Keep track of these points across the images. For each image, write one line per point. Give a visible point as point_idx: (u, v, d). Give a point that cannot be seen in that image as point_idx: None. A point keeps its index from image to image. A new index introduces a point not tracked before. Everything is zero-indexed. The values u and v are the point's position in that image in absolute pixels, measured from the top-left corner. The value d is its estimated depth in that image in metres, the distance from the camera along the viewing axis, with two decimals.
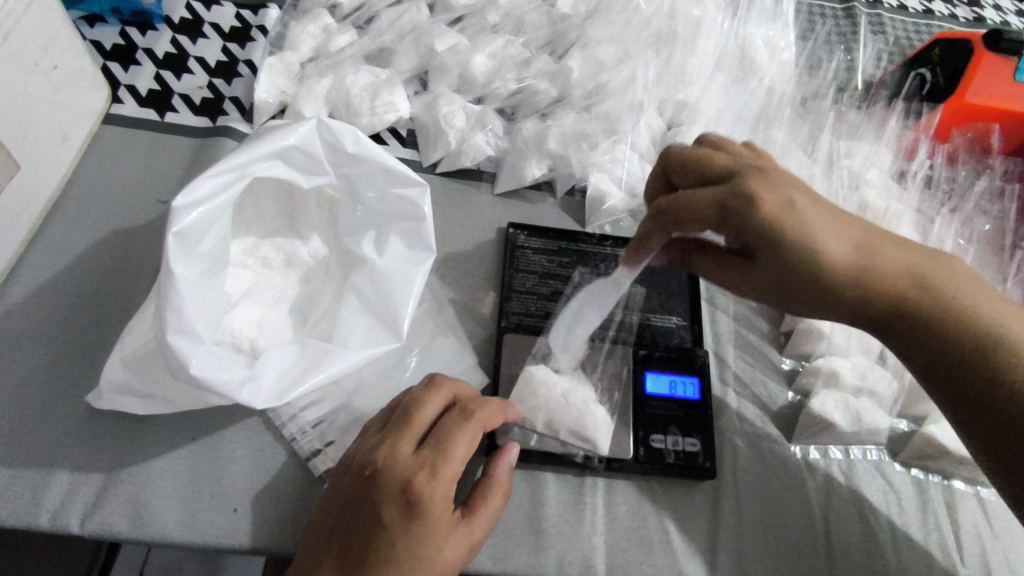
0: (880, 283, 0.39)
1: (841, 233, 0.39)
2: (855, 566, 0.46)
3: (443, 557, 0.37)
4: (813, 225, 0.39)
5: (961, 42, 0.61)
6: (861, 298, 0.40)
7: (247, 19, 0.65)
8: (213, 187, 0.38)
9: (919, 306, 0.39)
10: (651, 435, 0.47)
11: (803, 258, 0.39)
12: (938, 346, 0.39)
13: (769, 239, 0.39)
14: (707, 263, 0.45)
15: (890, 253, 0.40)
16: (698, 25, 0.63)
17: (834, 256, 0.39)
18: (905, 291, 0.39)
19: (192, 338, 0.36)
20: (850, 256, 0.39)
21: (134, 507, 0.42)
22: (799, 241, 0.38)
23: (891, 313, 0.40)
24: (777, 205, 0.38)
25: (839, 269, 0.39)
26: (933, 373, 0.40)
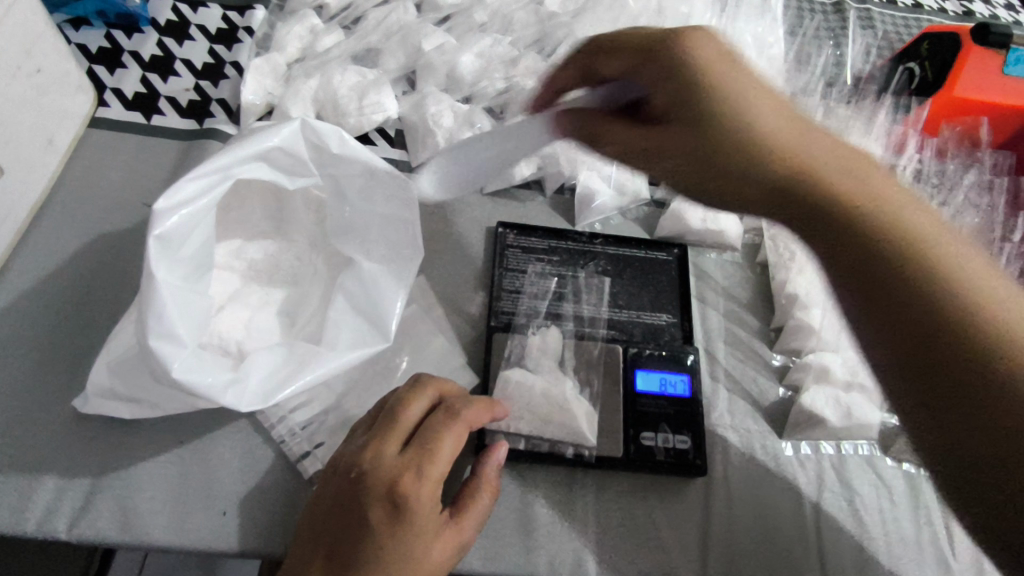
0: (829, 184, 0.35)
1: (784, 111, 0.38)
2: (847, 562, 0.46)
3: (431, 559, 0.37)
4: (743, 81, 0.38)
5: (948, 36, 0.60)
6: (791, 168, 0.36)
7: (234, 21, 0.64)
8: (195, 189, 0.38)
9: (846, 194, 0.35)
10: (641, 433, 0.47)
11: (767, 104, 0.38)
12: (852, 252, 0.34)
13: (677, 69, 0.39)
14: (616, 137, 0.42)
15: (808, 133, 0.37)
16: (686, 21, 0.63)
17: (772, 114, 0.37)
18: (809, 167, 0.36)
19: (175, 343, 0.36)
20: (787, 122, 0.37)
21: (122, 511, 0.42)
22: (717, 83, 0.38)
23: (830, 194, 0.35)
24: (709, 50, 0.39)
25: (775, 133, 0.37)
26: (858, 283, 0.33)
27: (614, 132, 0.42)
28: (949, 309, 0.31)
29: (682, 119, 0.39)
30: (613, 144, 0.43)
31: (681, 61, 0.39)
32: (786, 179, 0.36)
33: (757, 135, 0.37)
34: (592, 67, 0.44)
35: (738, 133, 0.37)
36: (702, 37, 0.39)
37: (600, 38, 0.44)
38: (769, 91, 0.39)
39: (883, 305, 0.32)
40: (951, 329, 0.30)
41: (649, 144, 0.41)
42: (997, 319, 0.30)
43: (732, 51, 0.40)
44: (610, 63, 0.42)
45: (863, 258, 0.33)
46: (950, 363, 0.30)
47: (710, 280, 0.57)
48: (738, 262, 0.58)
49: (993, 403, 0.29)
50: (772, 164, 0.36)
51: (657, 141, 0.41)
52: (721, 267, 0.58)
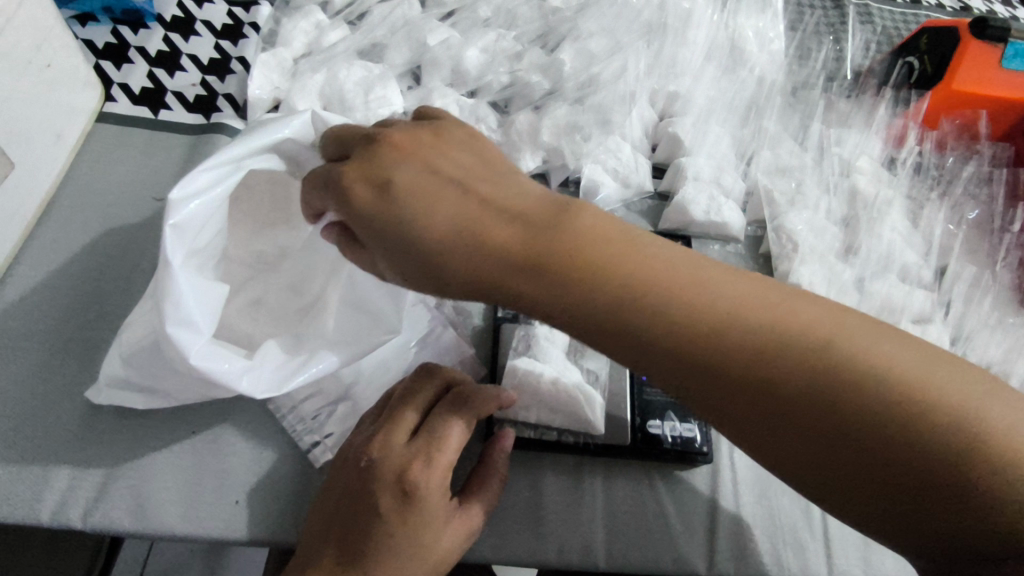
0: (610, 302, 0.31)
1: (495, 216, 0.33)
2: (852, 548, 0.47)
3: (442, 545, 0.38)
4: (444, 208, 0.33)
5: (947, 29, 0.60)
6: (585, 295, 0.31)
7: (239, 17, 0.65)
8: (207, 179, 0.38)
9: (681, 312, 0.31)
10: (648, 421, 0.47)
11: (463, 234, 0.33)
12: (757, 389, 0.30)
13: (370, 215, 0.33)
14: (358, 262, 0.38)
15: (520, 237, 0.32)
16: (688, 16, 0.64)
17: (484, 238, 0.32)
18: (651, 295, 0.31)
19: (191, 330, 0.37)
20: (518, 231, 0.33)
21: (135, 501, 0.42)
22: (422, 221, 0.33)
23: (662, 333, 0.31)
24: (358, 176, 0.34)
25: (497, 256, 0.32)
26: (760, 435, 0.30)
27: (349, 253, 0.38)
28: (910, 434, 0.28)
29: (385, 256, 0.34)
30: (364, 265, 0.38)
31: (365, 202, 0.33)
32: (613, 314, 0.31)
33: (474, 254, 0.32)
34: (313, 207, 0.37)
35: (473, 264, 0.32)
36: (358, 175, 0.34)
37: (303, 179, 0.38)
38: (485, 194, 0.34)
39: (809, 458, 0.29)
40: (909, 459, 0.28)
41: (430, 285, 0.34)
42: (956, 416, 0.28)
43: (384, 174, 0.34)
44: (311, 200, 0.37)
45: (769, 404, 0.29)
46: (919, 471, 0.28)
47: None
48: (742, 254, 0.57)
49: (969, 507, 0.27)
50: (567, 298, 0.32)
51: (411, 272, 0.34)
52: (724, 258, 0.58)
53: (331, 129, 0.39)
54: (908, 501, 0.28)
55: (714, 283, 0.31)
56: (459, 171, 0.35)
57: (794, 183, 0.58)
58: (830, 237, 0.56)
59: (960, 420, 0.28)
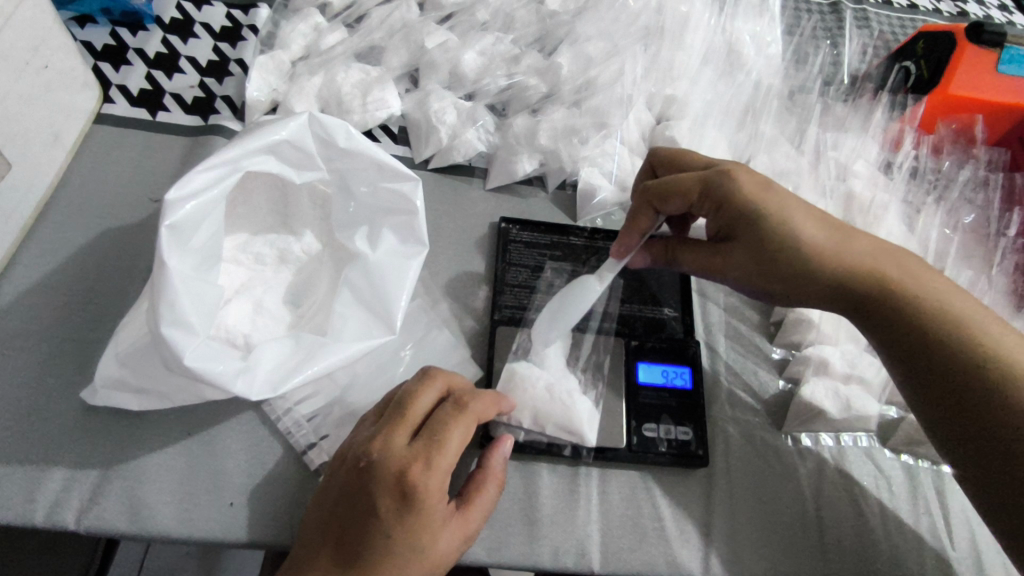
0: (871, 273, 0.42)
1: (825, 225, 0.43)
2: (848, 552, 0.47)
3: (439, 548, 0.38)
4: (800, 214, 0.43)
5: (944, 35, 0.61)
6: (823, 273, 0.42)
7: (238, 19, 0.65)
8: (204, 181, 0.38)
9: (886, 280, 0.41)
10: (644, 425, 0.48)
11: (798, 219, 0.43)
12: (919, 335, 0.40)
13: (735, 210, 0.44)
14: (692, 259, 0.47)
15: (820, 228, 0.43)
16: (686, 20, 0.64)
17: (821, 248, 0.42)
18: (873, 270, 0.42)
19: (186, 331, 0.37)
20: (841, 237, 0.43)
21: (129, 503, 0.42)
22: (784, 218, 0.43)
23: (880, 295, 0.41)
24: (754, 184, 0.44)
25: (823, 248, 0.42)
26: (912, 367, 0.40)
27: (686, 253, 0.48)
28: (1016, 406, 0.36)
29: (744, 249, 0.44)
30: (690, 261, 0.48)
31: (735, 201, 0.43)
32: (839, 284, 0.42)
33: (811, 241, 0.42)
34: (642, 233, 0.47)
35: (811, 255, 0.42)
36: (752, 186, 0.44)
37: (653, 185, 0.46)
38: (827, 218, 0.44)
39: (940, 394, 0.39)
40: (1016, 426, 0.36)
41: (771, 273, 0.44)
42: None
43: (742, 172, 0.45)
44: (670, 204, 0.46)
45: (922, 349, 0.40)
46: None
47: None
48: None
49: None
50: (827, 273, 0.42)
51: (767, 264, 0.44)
52: None
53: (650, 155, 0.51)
54: (982, 456, 0.37)
55: (910, 262, 0.43)
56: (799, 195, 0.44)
57: (791, 186, 0.58)
58: None
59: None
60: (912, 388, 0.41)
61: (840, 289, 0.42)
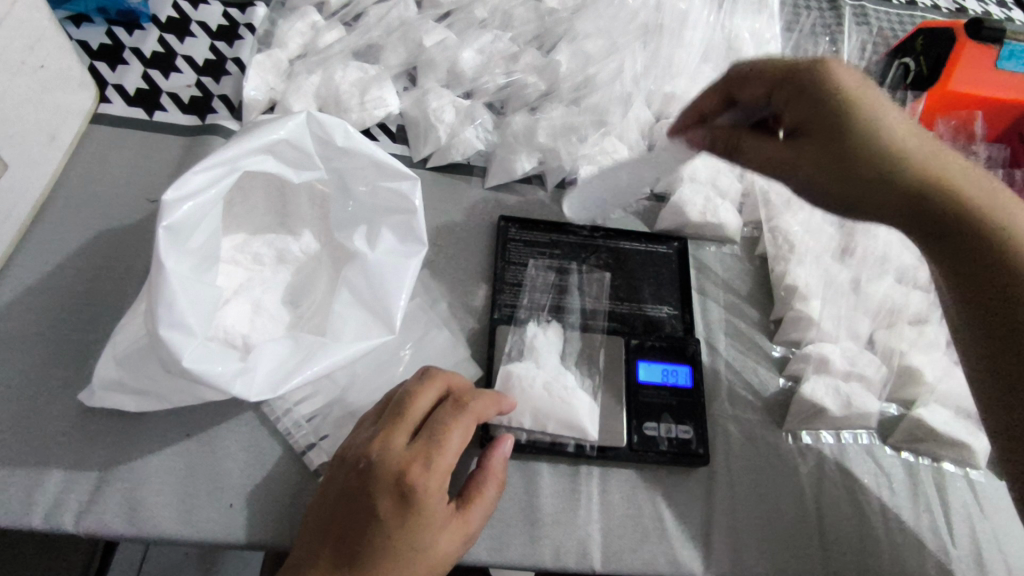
0: (948, 184, 0.40)
1: (917, 135, 0.42)
2: (848, 548, 0.47)
3: (439, 548, 0.38)
4: (892, 117, 0.42)
5: (943, 32, 0.61)
6: (901, 172, 0.40)
7: (234, 17, 0.64)
8: (202, 181, 0.38)
9: (966, 191, 0.39)
10: (644, 424, 0.48)
11: (886, 120, 0.41)
12: (990, 250, 0.38)
13: (817, 97, 0.42)
14: (756, 151, 0.47)
15: (906, 132, 0.41)
16: (684, 16, 0.63)
17: (905, 149, 0.40)
18: (951, 182, 0.40)
19: (184, 332, 0.36)
20: (922, 144, 0.41)
21: (128, 504, 0.42)
22: (871, 119, 0.41)
23: (955, 204, 0.39)
24: (846, 75, 0.42)
25: (907, 149, 0.41)
26: (971, 283, 0.39)
27: (750, 143, 0.47)
28: None
29: (817, 141, 0.42)
30: (755, 157, 0.47)
31: (820, 86, 0.42)
32: (911, 188, 0.40)
33: (894, 139, 0.41)
34: (701, 111, 0.50)
35: (888, 152, 0.40)
36: (843, 78, 0.42)
37: (739, 72, 0.47)
38: (915, 129, 0.43)
39: (1000, 316, 0.37)
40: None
41: (841, 174, 0.42)
42: None
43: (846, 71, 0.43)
44: (748, 89, 0.46)
45: (991, 265, 0.38)
46: None
47: (710, 273, 0.57)
48: (738, 255, 0.59)
49: None
50: (904, 173, 0.40)
51: (839, 160, 0.42)
52: (720, 260, 0.58)
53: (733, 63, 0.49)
54: None
55: (993, 185, 0.41)
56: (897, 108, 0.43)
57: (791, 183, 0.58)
58: None
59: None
60: (967, 307, 0.39)
61: (913, 195, 0.40)
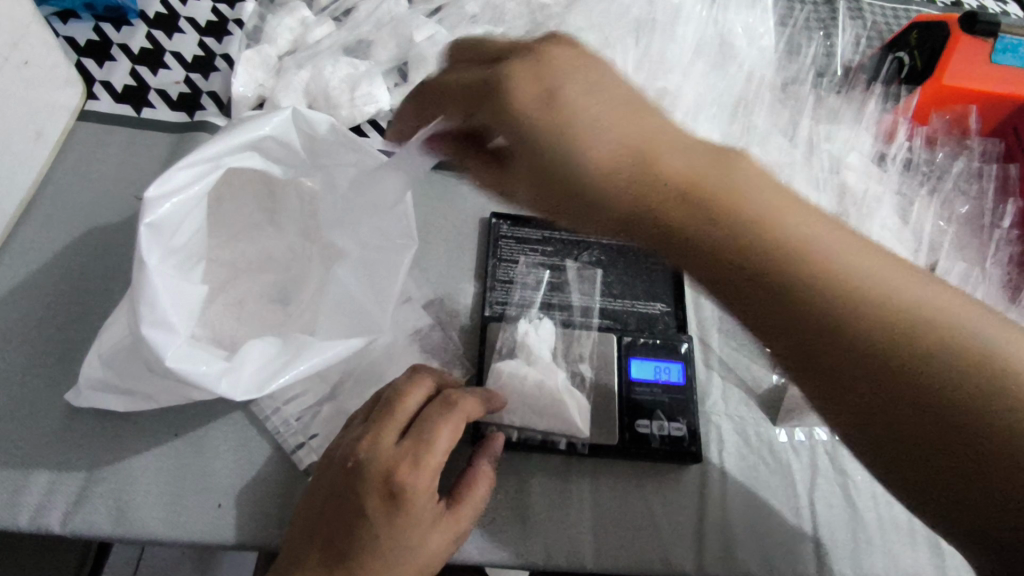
0: (662, 172, 0.32)
1: (627, 114, 0.34)
2: (841, 545, 0.46)
3: (428, 548, 0.38)
4: (581, 100, 0.34)
5: (938, 25, 0.59)
6: (594, 176, 0.33)
7: (223, 13, 0.64)
8: (186, 178, 0.38)
9: (681, 192, 0.31)
10: (637, 421, 0.47)
11: (546, 122, 0.34)
12: (827, 280, 0.29)
13: (502, 109, 0.35)
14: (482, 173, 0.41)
15: (601, 127, 0.33)
16: (676, 12, 0.64)
17: (614, 156, 0.33)
18: (661, 172, 0.32)
19: (169, 331, 0.36)
20: (621, 138, 0.33)
21: (116, 505, 0.41)
22: (570, 140, 0.34)
23: (719, 222, 0.30)
24: (524, 79, 0.35)
25: (604, 154, 0.33)
26: (785, 340, 0.29)
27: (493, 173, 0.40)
28: (916, 372, 0.27)
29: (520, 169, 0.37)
30: (482, 178, 0.41)
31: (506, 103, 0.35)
32: (621, 210, 0.32)
33: (588, 151, 0.33)
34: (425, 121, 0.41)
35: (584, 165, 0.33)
36: (529, 82, 0.35)
37: (428, 84, 0.41)
38: (634, 103, 0.35)
39: (821, 377, 0.29)
40: (938, 395, 0.27)
41: (552, 185, 0.35)
42: (975, 370, 0.27)
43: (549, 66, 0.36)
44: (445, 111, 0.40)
45: (820, 306, 0.29)
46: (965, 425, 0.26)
47: None
48: None
49: (973, 461, 0.26)
50: (601, 193, 0.33)
51: (554, 194, 0.35)
52: None
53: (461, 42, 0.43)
54: (918, 442, 0.27)
55: (686, 144, 0.33)
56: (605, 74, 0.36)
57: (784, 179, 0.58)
58: None
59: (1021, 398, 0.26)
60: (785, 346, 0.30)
61: (627, 212, 0.32)
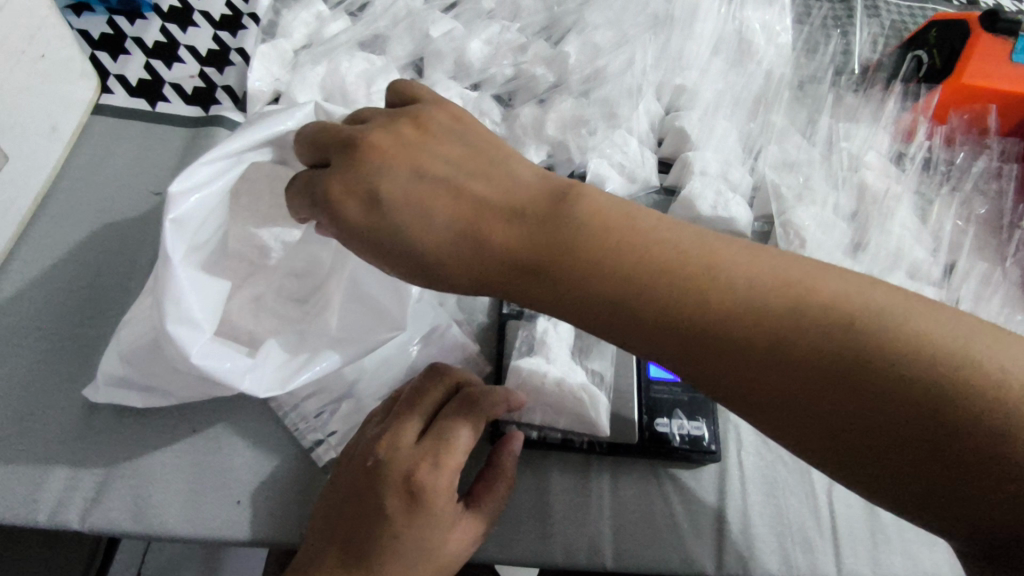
0: (543, 247, 0.33)
1: (420, 166, 0.34)
2: (861, 546, 0.46)
3: (448, 548, 0.38)
4: (386, 166, 0.34)
5: (958, 22, 0.60)
6: (474, 280, 0.34)
7: (237, 7, 0.63)
8: (208, 173, 0.37)
9: (600, 279, 0.32)
10: (656, 420, 0.47)
11: (420, 195, 0.33)
12: (771, 369, 0.30)
13: (360, 236, 0.34)
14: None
15: (416, 197, 0.33)
16: (694, 9, 0.63)
17: (435, 228, 0.33)
18: (535, 235, 0.33)
19: (192, 327, 0.36)
20: (456, 222, 0.33)
21: (134, 502, 0.41)
22: (405, 228, 0.33)
23: (665, 320, 0.31)
24: (348, 187, 0.33)
25: (439, 228, 0.33)
26: (727, 386, 0.31)
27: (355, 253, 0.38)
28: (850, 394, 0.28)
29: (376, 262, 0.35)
30: None
31: (394, 261, 0.34)
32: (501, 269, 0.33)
33: (410, 226, 0.33)
34: (297, 210, 0.37)
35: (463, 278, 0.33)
36: (345, 193, 0.33)
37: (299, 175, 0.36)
38: (418, 153, 0.35)
39: (775, 420, 0.30)
40: (860, 409, 0.28)
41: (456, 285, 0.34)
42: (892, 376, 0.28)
43: (356, 141, 0.35)
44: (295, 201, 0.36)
45: (772, 396, 0.30)
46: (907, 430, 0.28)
47: None
48: None
49: (925, 463, 0.27)
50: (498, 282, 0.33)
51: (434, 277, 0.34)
52: None
53: (388, 87, 0.41)
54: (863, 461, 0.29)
55: (522, 208, 0.34)
56: (409, 132, 0.36)
57: (802, 178, 0.58)
58: (839, 233, 0.55)
59: (971, 371, 0.27)
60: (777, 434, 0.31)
61: (510, 280, 0.33)
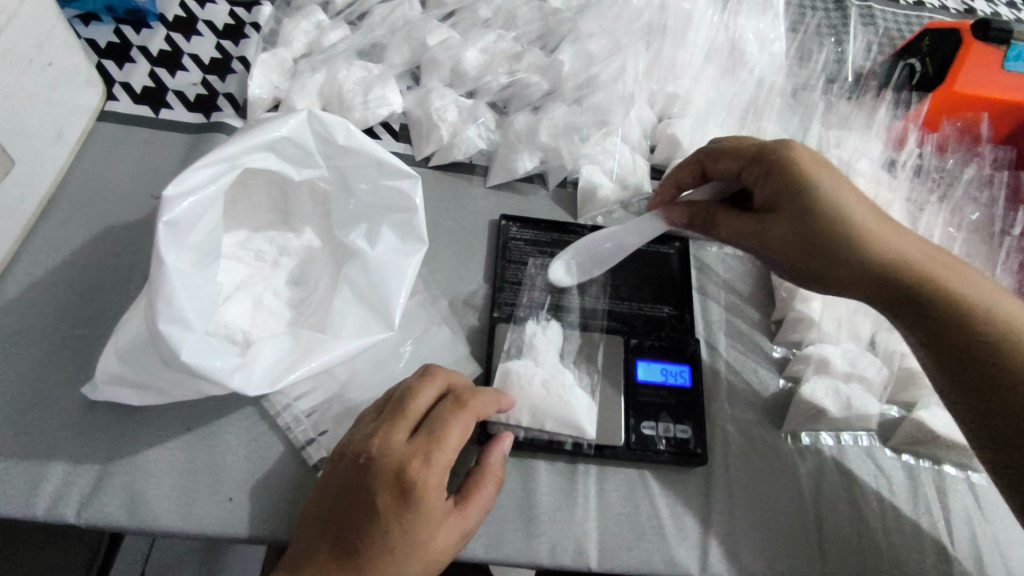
0: (864, 230, 0.42)
1: (819, 162, 0.44)
2: (847, 551, 0.46)
3: (437, 544, 0.38)
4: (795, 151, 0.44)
5: (950, 31, 0.60)
6: (790, 241, 0.43)
7: (241, 17, 0.65)
8: (204, 177, 0.39)
9: (910, 265, 0.41)
10: (642, 423, 0.48)
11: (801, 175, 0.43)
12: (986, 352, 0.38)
13: (804, 186, 0.43)
14: (730, 227, 0.46)
15: (806, 165, 0.43)
16: (689, 18, 0.64)
17: (810, 194, 0.42)
18: (863, 226, 0.42)
19: (183, 327, 0.37)
20: (807, 189, 0.43)
21: (130, 497, 0.42)
22: (811, 186, 0.42)
23: (931, 297, 0.40)
24: (821, 167, 0.43)
25: (823, 188, 0.42)
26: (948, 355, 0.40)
27: (725, 220, 0.47)
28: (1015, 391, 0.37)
29: (784, 216, 0.43)
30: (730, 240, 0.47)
31: (812, 209, 0.42)
32: (839, 239, 0.42)
33: (790, 180, 0.43)
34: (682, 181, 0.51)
35: (870, 243, 0.41)
36: (764, 153, 0.45)
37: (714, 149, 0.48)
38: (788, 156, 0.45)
39: (958, 377, 0.39)
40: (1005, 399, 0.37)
41: (768, 235, 0.44)
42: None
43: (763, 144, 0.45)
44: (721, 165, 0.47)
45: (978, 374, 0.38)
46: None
47: (711, 273, 0.57)
48: (739, 255, 0.59)
49: None
50: (828, 244, 0.42)
51: (775, 227, 0.44)
52: (721, 260, 0.58)
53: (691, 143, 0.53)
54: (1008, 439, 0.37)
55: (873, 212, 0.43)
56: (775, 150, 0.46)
57: None
58: None
59: None
60: (957, 395, 0.39)
61: (821, 250, 0.42)
